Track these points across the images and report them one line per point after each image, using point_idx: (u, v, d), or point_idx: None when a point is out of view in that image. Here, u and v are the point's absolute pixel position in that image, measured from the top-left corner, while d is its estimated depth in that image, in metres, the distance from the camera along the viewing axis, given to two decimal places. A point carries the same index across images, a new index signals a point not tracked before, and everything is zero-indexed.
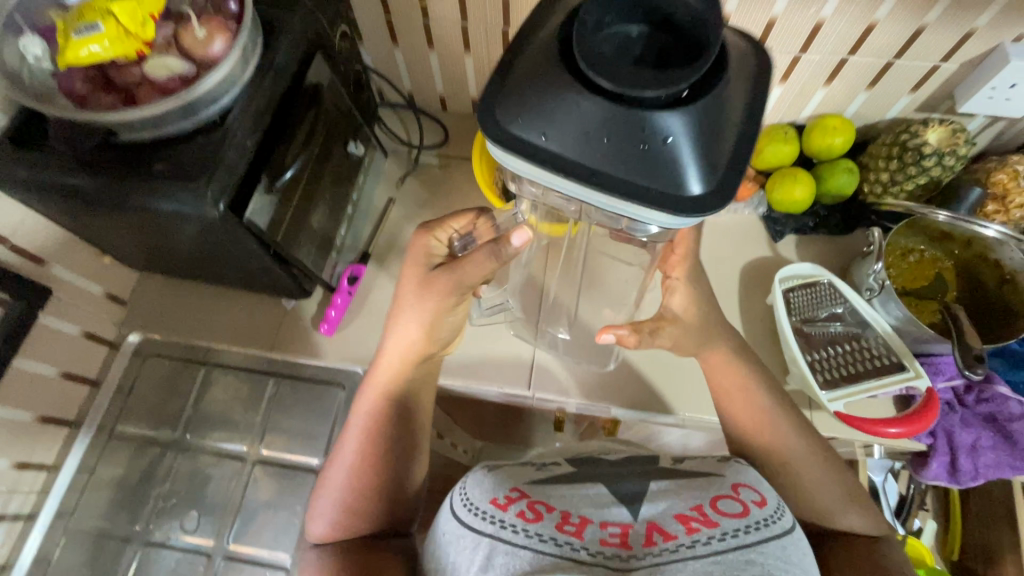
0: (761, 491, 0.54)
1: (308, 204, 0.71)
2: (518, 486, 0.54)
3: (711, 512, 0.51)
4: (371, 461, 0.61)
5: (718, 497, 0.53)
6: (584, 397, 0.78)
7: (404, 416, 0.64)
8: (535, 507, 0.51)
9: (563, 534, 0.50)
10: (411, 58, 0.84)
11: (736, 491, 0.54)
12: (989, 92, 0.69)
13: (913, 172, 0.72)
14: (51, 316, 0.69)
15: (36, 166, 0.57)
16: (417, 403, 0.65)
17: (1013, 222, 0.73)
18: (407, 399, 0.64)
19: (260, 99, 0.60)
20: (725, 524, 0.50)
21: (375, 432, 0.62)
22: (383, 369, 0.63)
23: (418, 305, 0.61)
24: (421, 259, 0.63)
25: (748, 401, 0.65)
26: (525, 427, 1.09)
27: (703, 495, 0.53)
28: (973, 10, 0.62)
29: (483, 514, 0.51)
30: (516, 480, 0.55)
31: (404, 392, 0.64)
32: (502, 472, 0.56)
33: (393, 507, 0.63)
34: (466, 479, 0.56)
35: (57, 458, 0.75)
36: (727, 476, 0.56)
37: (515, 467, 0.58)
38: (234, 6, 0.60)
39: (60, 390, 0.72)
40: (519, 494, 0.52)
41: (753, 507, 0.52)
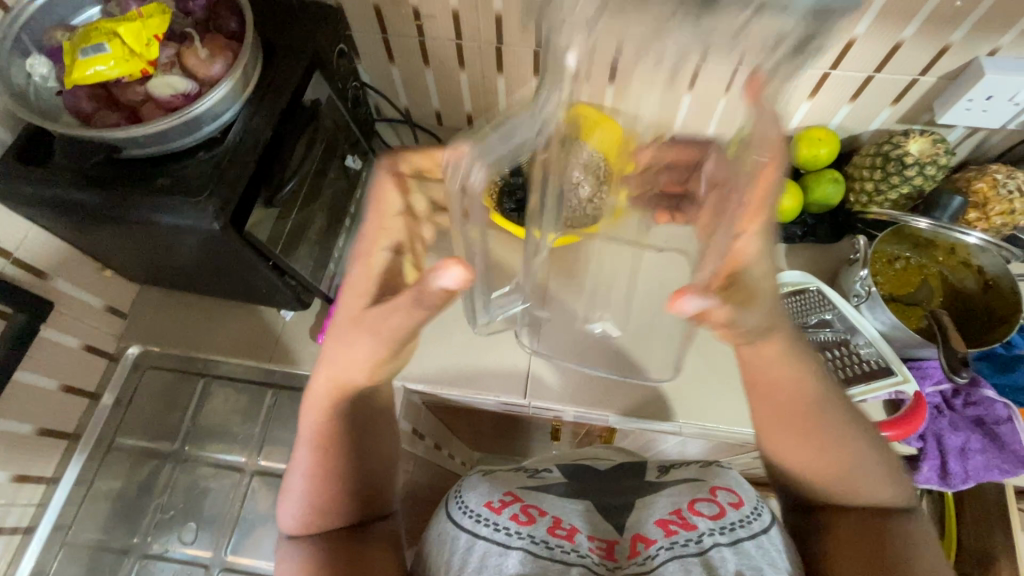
0: (739, 492, 0.55)
1: (305, 217, 0.73)
2: (512, 491, 0.55)
3: (691, 515, 0.52)
4: (335, 468, 0.59)
5: (697, 499, 0.54)
6: (579, 404, 0.79)
7: (360, 419, 0.61)
8: (526, 510, 0.53)
9: (555, 537, 0.51)
10: (408, 76, 0.87)
11: (713, 494, 0.55)
12: (966, 104, 0.71)
13: (895, 181, 0.74)
14: (52, 329, 0.70)
15: (40, 182, 0.58)
16: (372, 397, 0.62)
17: (995, 229, 0.75)
18: (362, 404, 0.61)
19: (260, 115, 0.62)
20: (704, 525, 0.51)
21: (330, 442, 0.59)
22: (326, 379, 0.58)
23: (365, 321, 0.55)
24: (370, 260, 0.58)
25: (799, 385, 0.59)
26: (523, 437, 1.09)
27: (682, 499, 0.55)
28: (948, 26, 0.64)
29: (478, 517, 0.52)
30: (510, 485, 0.56)
31: (358, 394, 0.59)
32: (493, 478, 0.57)
33: (365, 502, 0.62)
34: (462, 486, 0.57)
35: (55, 471, 0.74)
36: (708, 480, 0.57)
37: (506, 473, 0.60)
38: (235, 27, 0.62)
39: (60, 403, 0.73)
40: (512, 498, 0.54)
41: (729, 509, 0.53)
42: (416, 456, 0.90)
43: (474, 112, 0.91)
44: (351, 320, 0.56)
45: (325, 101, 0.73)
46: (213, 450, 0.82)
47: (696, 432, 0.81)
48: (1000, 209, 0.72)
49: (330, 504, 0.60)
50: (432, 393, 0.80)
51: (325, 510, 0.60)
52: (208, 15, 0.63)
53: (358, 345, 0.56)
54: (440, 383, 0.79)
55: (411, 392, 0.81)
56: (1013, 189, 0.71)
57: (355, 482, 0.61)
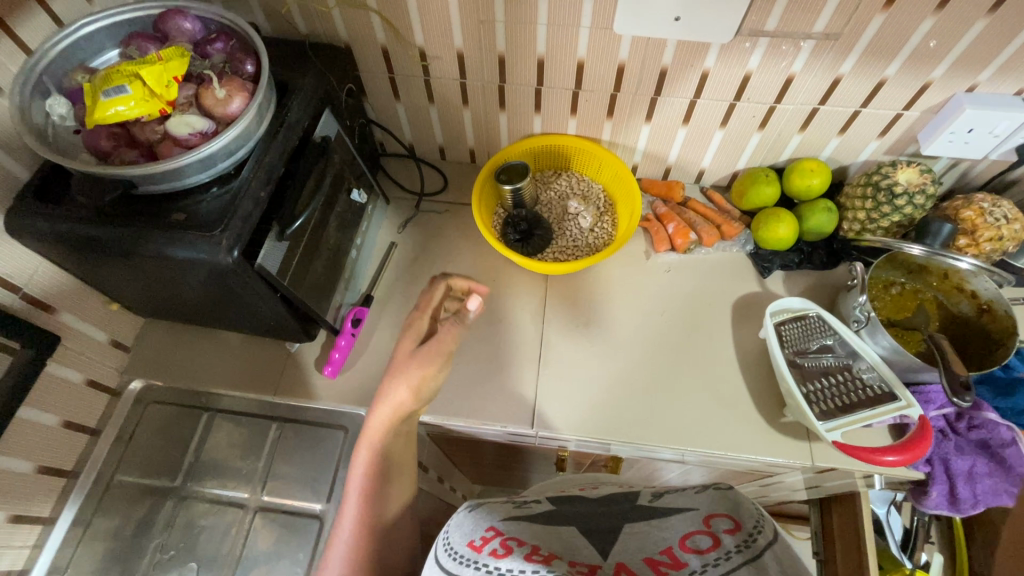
0: (736, 515, 0.48)
1: (313, 248, 0.74)
2: (494, 525, 0.52)
3: (682, 552, 0.46)
4: (371, 523, 0.70)
5: (690, 534, 0.47)
6: (588, 435, 0.77)
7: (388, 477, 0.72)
8: (505, 542, 0.49)
9: (531, 563, 0.46)
10: (412, 112, 0.89)
11: (707, 524, 0.48)
12: (950, 136, 0.74)
13: (886, 211, 0.77)
14: (57, 364, 0.70)
15: (54, 218, 0.59)
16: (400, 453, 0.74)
17: (984, 255, 0.76)
18: (394, 458, 0.73)
19: (273, 151, 0.64)
20: (696, 561, 0.45)
21: (368, 497, 0.70)
22: (371, 434, 0.71)
23: (408, 371, 0.73)
24: (417, 334, 0.77)
25: None
26: (527, 468, 1.08)
27: (673, 535, 0.48)
28: (928, 65, 0.68)
29: (461, 558, 0.49)
30: (492, 519, 0.53)
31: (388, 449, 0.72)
32: (482, 512, 0.55)
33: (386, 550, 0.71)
34: (448, 525, 0.55)
35: (51, 512, 0.73)
36: (701, 508, 0.50)
37: (495, 504, 0.59)
38: (250, 68, 0.64)
39: (61, 439, 0.72)
40: (494, 533, 0.51)
41: (726, 537, 0.46)
42: (420, 490, 0.88)
43: (476, 145, 0.94)
44: (395, 376, 0.72)
45: (335, 138, 0.75)
46: (213, 485, 0.79)
47: (700, 460, 0.80)
48: (989, 236, 0.74)
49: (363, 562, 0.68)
50: (437, 424, 0.80)
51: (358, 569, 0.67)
52: (224, 57, 0.65)
53: (402, 397, 0.72)
54: (445, 413, 0.78)
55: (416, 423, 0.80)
56: (1000, 217, 0.74)
57: (382, 539, 0.70)
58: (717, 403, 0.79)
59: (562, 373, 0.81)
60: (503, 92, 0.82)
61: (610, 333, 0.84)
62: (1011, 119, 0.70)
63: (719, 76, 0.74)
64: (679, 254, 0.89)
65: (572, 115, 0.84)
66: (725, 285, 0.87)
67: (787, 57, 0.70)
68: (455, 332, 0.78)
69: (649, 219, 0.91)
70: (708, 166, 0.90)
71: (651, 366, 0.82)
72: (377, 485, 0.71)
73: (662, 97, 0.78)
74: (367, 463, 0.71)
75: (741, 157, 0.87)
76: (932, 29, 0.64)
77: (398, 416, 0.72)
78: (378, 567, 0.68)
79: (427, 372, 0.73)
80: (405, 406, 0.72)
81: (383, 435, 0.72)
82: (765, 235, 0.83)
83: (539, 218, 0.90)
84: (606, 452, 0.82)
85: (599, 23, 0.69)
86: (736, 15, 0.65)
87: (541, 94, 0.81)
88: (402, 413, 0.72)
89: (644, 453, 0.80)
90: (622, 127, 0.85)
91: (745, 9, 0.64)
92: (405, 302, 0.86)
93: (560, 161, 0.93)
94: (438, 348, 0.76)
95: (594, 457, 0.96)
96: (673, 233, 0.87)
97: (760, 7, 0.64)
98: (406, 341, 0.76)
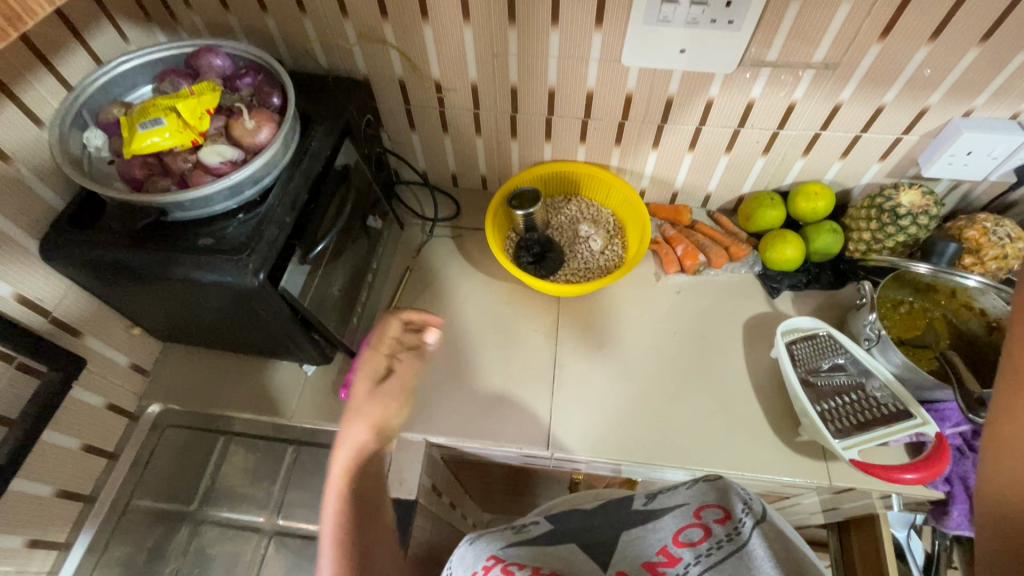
0: (725, 504, 0.51)
1: (331, 273, 0.76)
2: (495, 552, 0.52)
3: (676, 548, 0.48)
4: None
5: (682, 529, 0.50)
6: (604, 456, 0.77)
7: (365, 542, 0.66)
8: (507, 568, 0.49)
9: None
10: (427, 141, 0.93)
11: (698, 516, 0.51)
12: (949, 159, 0.76)
13: (890, 231, 0.79)
14: (79, 387, 0.71)
15: (88, 245, 0.61)
16: (380, 497, 0.69)
17: (991, 273, 0.78)
18: (369, 515, 0.67)
19: (297, 177, 0.66)
20: (689, 555, 0.47)
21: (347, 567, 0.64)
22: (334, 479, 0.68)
23: (366, 407, 0.70)
24: (371, 373, 0.72)
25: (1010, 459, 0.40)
26: (540, 493, 1.07)
27: (667, 534, 0.51)
28: (924, 91, 0.71)
29: None
30: (492, 548, 0.53)
31: (360, 492, 0.68)
32: (483, 542, 0.55)
33: None
34: (452, 560, 0.55)
35: (67, 537, 0.72)
36: (694, 502, 0.53)
37: (496, 533, 0.58)
38: (277, 100, 0.68)
39: (79, 463, 0.72)
40: (495, 561, 0.50)
41: (716, 527, 0.49)
42: (434, 514, 0.87)
43: (488, 173, 0.97)
44: (353, 416, 0.70)
45: (353, 165, 0.78)
46: (227, 510, 0.83)
47: None
48: (994, 254, 0.76)
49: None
50: (452, 446, 0.80)
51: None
52: (252, 91, 0.69)
53: (362, 437, 0.69)
54: (460, 435, 0.78)
55: (431, 445, 0.80)
56: (1003, 236, 0.75)
57: None
58: (732, 424, 0.79)
59: (575, 395, 0.82)
60: (515, 121, 0.85)
61: (623, 353, 0.85)
62: (1008, 142, 0.72)
63: (723, 104, 0.77)
64: (688, 276, 0.91)
65: (582, 142, 0.87)
66: (716, 310, 0.88)
67: (788, 85, 0.73)
68: (414, 367, 0.74)
69: (658, 242, 0.93)
70: (714, 190, 0.92)
71: (665, 385, 0.82)
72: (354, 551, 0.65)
73: (668, 124, 0.81)
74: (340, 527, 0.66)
75: (747, 181, 0.90)
76: (927, 58, 0.67)
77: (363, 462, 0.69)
78: None
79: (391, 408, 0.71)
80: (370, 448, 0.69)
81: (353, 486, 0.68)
82: (773, 256, 0.85)
83: (550, 241, 0.92)
84: (618, 473, 0.82)
85: (608, 56, 0.72)
86: (738, 46, 0.68)
87: (552, 122, 0.84)
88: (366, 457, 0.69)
89: (655, 475, 0.80)
90: (631, 153, 0.87)
91: (748, 39, 0.67)
92: None
93: (569, 186, 0.96)
94: (397, 385, 0.73)
95: (609, 480, 0.95)
96: (682, 255, 0.90)
97: (762, 39, 0.67)
98: (360, 381, 0.72)
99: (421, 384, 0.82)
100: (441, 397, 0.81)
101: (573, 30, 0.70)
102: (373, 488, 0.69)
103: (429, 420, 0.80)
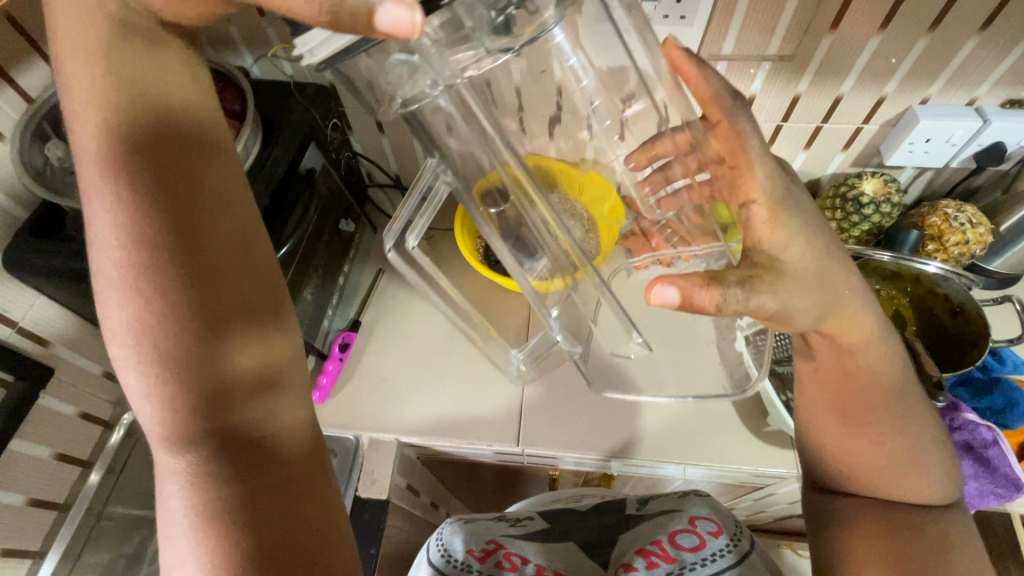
0: (719, 519, 0.62)
1: (299, 278, 0.76)
2: (494, 539, 0.65)
3: (672, 548, 0.60)
4: (194, 399, 0.40)
5: (678, 532, 0.61)
6: (575, 450, 0.78)
7: (189, 354, 0.40)
8: (511, 557, 0.62)
9: None
10: (397, 145, 0.93)
11: (693, 524, 0.62)
12: (909, 147, 0.77)
13: (855, 220, 0.80)
14: (50, 396, 0.72)
15: (50, 254, 0.62)
16: (216, 284, 0.42)
17: (954, 260, 0.79)
18: (194, 307, 0.41)
19: (259, 183, 0.67)
20: (686, 558, 0.59)
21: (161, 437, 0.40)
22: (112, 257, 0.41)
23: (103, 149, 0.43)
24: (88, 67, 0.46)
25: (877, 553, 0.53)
26: (523, 491, 1.07)
27: (664, 532, 0.62)
28: (880, 80, 0.72)
29: (461, 565, 0.62)
30: (492, 533, 0.66)
31: (152, 263, 0.41)
32: (476, 525, 0.67)
33: (258, 461, 0.42)
34: (443, 527, 0.67)
35: (41, 545, 0.72)
36: (686, 508, 0.64)
37: (492, 523, 0.68)
38: (237, 107, 0.69)
39: (53, 471, 0.73)
40: (495, 546, 0.64)
41: (709, 538, 0.60)
42: (410, 514, 0.87)
43: None
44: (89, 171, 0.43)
45: (320, 170, 0.79)
46: None
47: (692, 473, 0.81)
48: (955, 240, 0.76)
49: (230, 546, 0.39)
50: (425, 445, 0.80)
51: (228, 548, 0.39)
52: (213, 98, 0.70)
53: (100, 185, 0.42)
54: (432, 434, 0.79)
55: (404, 445, 0.81)
56: (964, 222, 0.76)
57: (225, 418, 0.41)
58: (701, 415, 0.80)
59: (546, 389, 0.83)
60: None
61: None
62: (963, 129, 0.73)
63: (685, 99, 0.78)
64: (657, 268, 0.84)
65: None
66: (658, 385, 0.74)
67: (746, 79, 0.74)
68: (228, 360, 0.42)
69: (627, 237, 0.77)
70: None
71: None
72: (179, 401, 0.40)
73: None
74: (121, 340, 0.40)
75: None
76: (880, 47, 0.68)
77: (128, 231, 0.41)
78: (240, 454, 0.41)
79: (97, 174, 0.43)
80: (142, 150, 0.43)
81: (133, 267, 0.41)
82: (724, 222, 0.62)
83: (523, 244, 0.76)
84: (597, 468, 0.83)
85: None
86: (692, 41, 0.69)
87: None
88: (135, 216, 0.41)
89: (645, 469, 0.81)
90: None
91: (700, 36, 0.69)
92: (393, 326, 0.89)
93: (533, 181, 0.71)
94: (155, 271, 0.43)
95: (587, 476, 0.95)
96: None
97: (715, 33, 0.68)
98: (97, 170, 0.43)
99: (394, 384, 0.83)
100: (415, 397, 0.82)
101: None
102: (182, 234, 0.42)
103: (400, 420, 0.80)
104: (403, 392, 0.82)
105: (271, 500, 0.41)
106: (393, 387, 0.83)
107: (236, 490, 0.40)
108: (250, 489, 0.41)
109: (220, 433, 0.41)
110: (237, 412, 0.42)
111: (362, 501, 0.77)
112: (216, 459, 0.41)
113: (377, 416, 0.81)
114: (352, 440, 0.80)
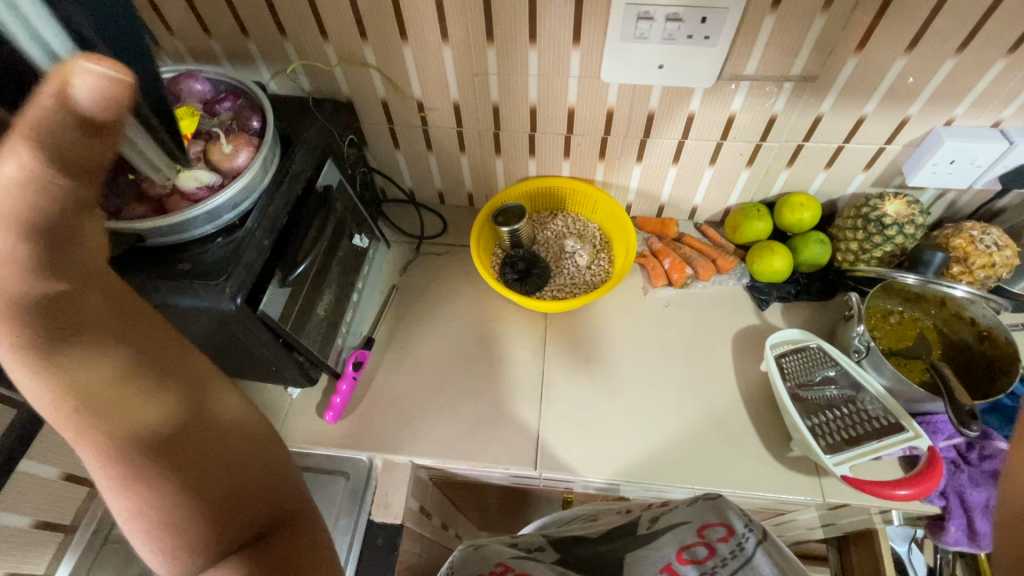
0: (727, 521, 0.61)
1: (315, 293, 0.75)
2: (503, 561, 0.63)
3: (680, 566, 0.60)
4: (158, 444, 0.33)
5: (688, 545, 0.61)
6: (594, 474, 0.76)
7: (143, 375, 0.34)
8: None
9: None
10: (412, 159, 0.92)
11: (702, 535, 0.61)
12: (932, 168, 0.76)
13: (877, 240, 0.78)
14: None
15: None
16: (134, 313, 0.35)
17: (979, 282, 0.77)
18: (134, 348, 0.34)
19: (277, 201, 0.66)
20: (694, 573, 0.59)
21: (124, 453, 0.33)
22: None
23: None
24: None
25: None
26: (535, 512, 1.05)
27: (670, 550, 0.61)
28: (905, 101, 0.71)
29: None
30: (501, 555, 0.64)
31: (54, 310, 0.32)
32: (485, 551, 0.65)
33: (251, 506, 0.36)
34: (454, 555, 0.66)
35: (46, 569, 0.70)
36: (695, 517, 0.63)
37: (501, 547, 0.67)
38: (256, 124, 0.68)
39: (59, 492, 0.71)
40: (503, 568, 0.62)
41: (718, 547, 0.60)
42: (423, 536, 0.85)
43: (475, 190, 0.97)
44: None
45: (336, 187, 0.78)
46: None
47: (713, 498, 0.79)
48: (981, 262, 0.75)
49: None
50: (438, 467, 0.78)
51: None
52: (232, 115, 0.70)
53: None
54: (446, 456, 0.77)
55: (418, 466, 0.79)
56: (990, 244, 0.75)
57: (196, 458, 0.35)
58: (723, 439, 0.78)
59: (561, 409, 0.81)
60: (498, 138, 0.85)
61: (610, 367, 0.85)
62: (989, 150, 0.72)
63: (703, 121, 0.77)
64: (676, 290, 0.91)
65: (565, 158, 0.87)
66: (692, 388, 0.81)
67: (769, 97, 0.73)
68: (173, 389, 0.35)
69: (645, 255, 0.93)
70: (700, 203, 0.92)
71: (655, 401, 0.81)
72: (144, 412, 0.33)
73: (650, 139, 0.81)
74: (42, 375, 0.31)
75: (733, 193, 0.89)
76: (907, 67, 0.67)
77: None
78: (226, 499, 0.35)
79: None
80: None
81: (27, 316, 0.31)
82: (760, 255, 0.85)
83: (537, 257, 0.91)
84: (613, 491, 0.81)
85: (586, 73, 0.72)
86: (714, 61, 0.68)
87: (534, 138, 0.84)
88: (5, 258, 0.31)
89: (661, 494, 0.79)
90: (615, 168, 0.87)
91: (723, 57, 0.68)
92: (408, 342, 0.88)
93: (557, 202, 0.96)
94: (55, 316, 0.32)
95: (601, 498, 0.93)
96: (669, 268, 0.90)
97: (739, 51, 0.67)
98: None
99: (407, 403, 0.82)
100: (431, 417, 0.80)
101: (551, 48, 0.70)
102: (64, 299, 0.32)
103: (415, 441, 0.78)
104: (418, 411, 0.81)
105: (273, 533, 0.37)
106: (408, 407, 0.81)
107: (228, 518, 0.35)
108: (239, 507, 0.36)
109: (204, 438, 0.35)
110: (214, 408, 0.37)
111: (376, 525, 0.75)
112: (197, 474, 0.34)
113: (390, 437, 0.79)
114: (365, 462, 0.78)
